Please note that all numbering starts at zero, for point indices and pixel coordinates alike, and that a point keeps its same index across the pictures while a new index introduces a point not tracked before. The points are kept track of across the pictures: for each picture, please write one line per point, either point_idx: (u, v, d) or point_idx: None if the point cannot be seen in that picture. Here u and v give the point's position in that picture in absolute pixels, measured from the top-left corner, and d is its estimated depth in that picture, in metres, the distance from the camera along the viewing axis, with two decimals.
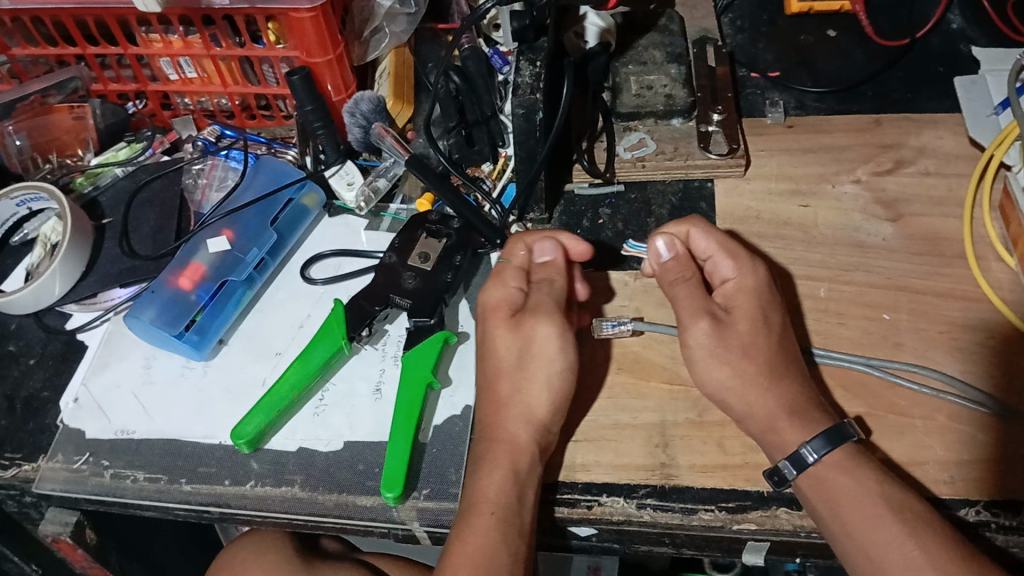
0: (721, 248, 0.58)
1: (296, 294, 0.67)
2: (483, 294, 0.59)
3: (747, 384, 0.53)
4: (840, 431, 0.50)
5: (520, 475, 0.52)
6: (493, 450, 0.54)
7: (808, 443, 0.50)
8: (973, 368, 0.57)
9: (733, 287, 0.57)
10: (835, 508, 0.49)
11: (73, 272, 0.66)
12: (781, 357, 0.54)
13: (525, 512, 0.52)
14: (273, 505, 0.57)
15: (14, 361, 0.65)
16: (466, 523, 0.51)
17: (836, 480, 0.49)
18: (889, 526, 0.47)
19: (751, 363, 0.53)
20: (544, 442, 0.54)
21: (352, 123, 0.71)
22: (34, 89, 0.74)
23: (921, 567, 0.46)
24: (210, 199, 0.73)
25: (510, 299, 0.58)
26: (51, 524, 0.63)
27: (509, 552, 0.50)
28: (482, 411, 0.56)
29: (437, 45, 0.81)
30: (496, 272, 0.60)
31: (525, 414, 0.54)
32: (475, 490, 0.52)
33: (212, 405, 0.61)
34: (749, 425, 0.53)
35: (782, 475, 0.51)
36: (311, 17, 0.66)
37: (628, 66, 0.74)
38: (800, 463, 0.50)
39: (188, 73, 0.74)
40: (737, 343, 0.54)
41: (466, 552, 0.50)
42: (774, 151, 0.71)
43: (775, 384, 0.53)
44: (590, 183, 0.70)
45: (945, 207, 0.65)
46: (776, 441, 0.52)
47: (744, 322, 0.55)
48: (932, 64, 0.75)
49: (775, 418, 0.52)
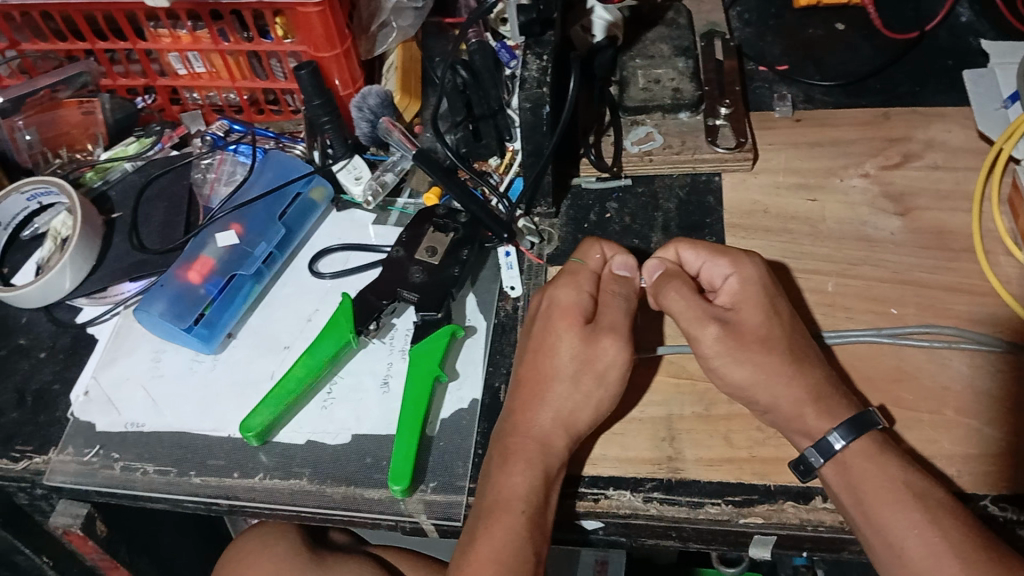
0: (710, 254, 0.58)
1: (304, 289, 0.67)
2: (552, 290, 0.58)
3: (771, 375, 0.52)
4: (866, 418, 0.51)
5: (550, 475, 0.52)
6: (523, 446, 0.53)
7: (835, 430, 0.50)
8: (982, 362, 0.57)
9: (736, 282, 0.56)
10: (858, 494, 0.49)
11: (83, 266, 0.67)
12: (798, 343, 0.54)
13: (547, 512, 0.52)
14: (281, 497, 0.57)
15: (25, 355, 0.66)
16: (494, 521, 0.51)
17: (858, 467, 0.49)
18: (906, 515, 0.47)
19: (773, 355, 0.53)
20: (573, 444, 0.54)
21: (361, 117, 0.72)
22: (44, 84, 0.73)
23: (943, 554, 0.45)
24: (219, 194, 0.74)
25: (582, 303, 0.57)
26: (61, 516, 0.63)
27: (534, 550, 0.50)
28: (511, 408, 0.55)
29: (444, 40, 0.81)
30: (569, 271, 0.59)
31: (565, 420, 0.54)
32: (499, 487, 0.52)
33: (221, 398, 0.62)
34: (776, 415, 0.53)
35: (808, 463, 0.51)
36: (318, 12, 0.66)
37: (635, 61, 0.75)
38: (825, 450, 0.50)
39: (196, 68, 0.74)
40: (755, 338, 0.53)
41: (491, 547, 0.50)
42: (782, 145, 0.70)
43: (802, 369, 0.53)
44: (598, 177, 0.70)
45: (953, 201, 0.65)
46: (800, 427, 0.52)
47: (756, 315, 0.54)
48: (942, 58, 0.75)
49: (802, 406, 0.52)
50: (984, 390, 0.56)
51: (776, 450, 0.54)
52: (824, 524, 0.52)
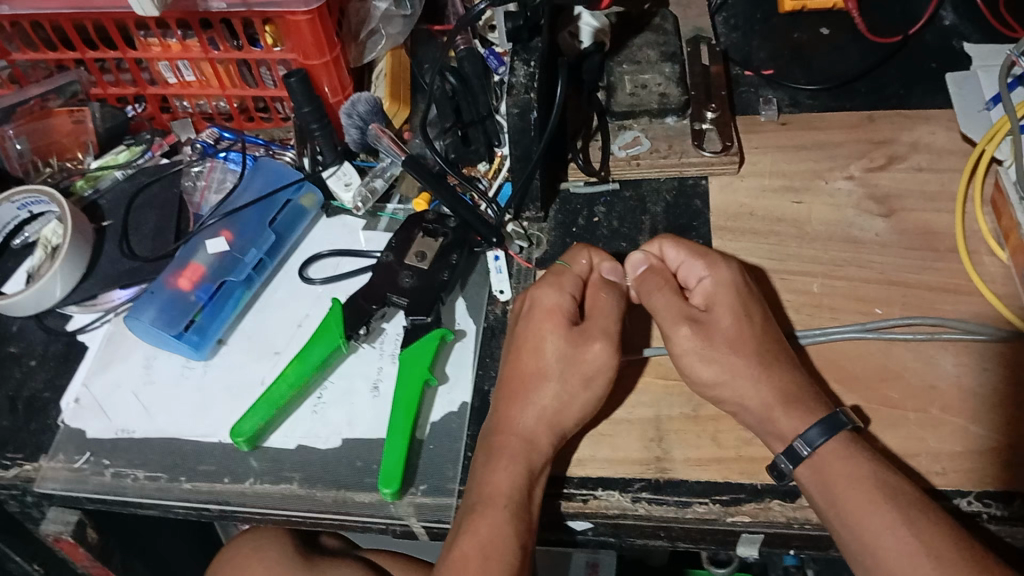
0: (690, 254, 0.58)
1: (295, 295, 0.67)
2: (535, 290, 0.59)
3: (737, 374, 0.53)
4: (833, 421, 0.51)
5: (533, 471, 0.53)
6: (508, 443, 0.53)
7: (801, 436, 0.51)
8: (968, 361, 0.57)
9: (710, 284, 0.57)
10: (832, 497, 0.49)
11: (73, 274, 0.67)
12: (769, 346, 0.54)
13: (532, 508, 0.52)
14: (272, 501, 0.57)
15: (16, 363, 0.66)
16: (476, 515, 0.51)
17: (832, 469, 0.50)
18: (887, 511, 0.47)
19: (740, 356, 0.53)
20: (558, 441, 0.55)
21: (350, 124, 0.72)
22: (34, 93, 0.74)
23: (927, 549, 0.46)
24: (209, 202, 0.74)
25: (565, 304, 0.57)
26: (52, 523, 0.63)
27: (519, 543, 0.50)
28: (496, 407, 0.56)
29: (433, 46, 0.81)
30: (556, 273, 0.59)
31: (549, 418, 0.54)
32: (482, 483, 0.52)
33: (212, 406, 0.62)
34: (746, 416, 0.54)
35: (781, 470, 0.52)
36: (308, 19, 0.67)
37: (622, 66, 0.75)
38: (795, 457, 0.51)
39: (187, 76, 0.75)
40: (724, 339, 0.54)
41: (475, 540, 0.50)
42: (768, 148, 0.71)
43: (771, 371, 0.53)
44: (586, 182, 0.71)
45: (937, 202, 0.66)
46: (772, 429, 0.52)
47: (727, 316, 0.55)
48: (925, 61, 0.76)
49: (771, 408, 0.52)
50: (971, 388, 0.56)
51: (763, 449, 0.55)
52: (812, 521, 0.53)
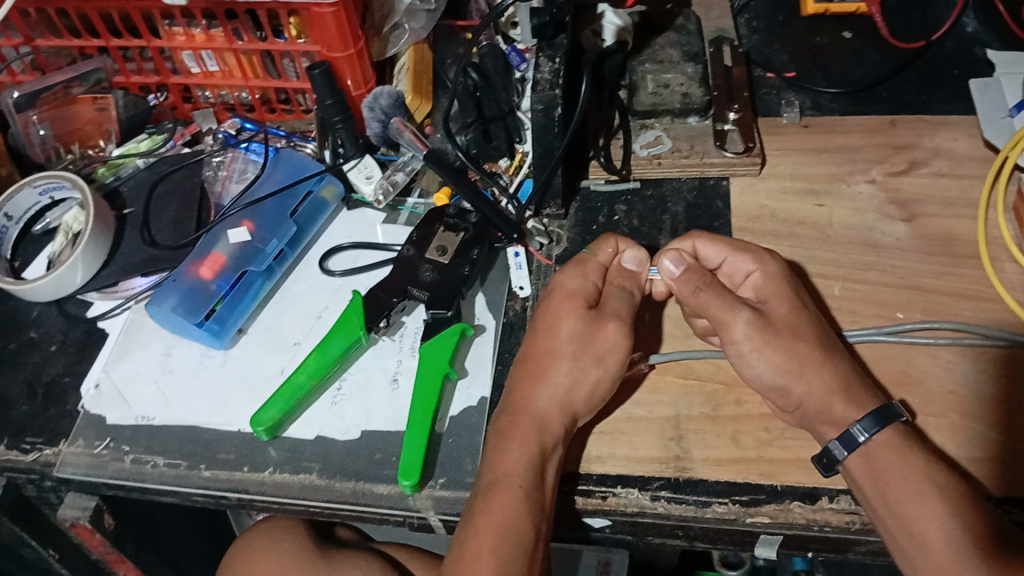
0: (732, 248, 0.58)
1: (315, 286, 0.68)
2: (559, 276, 0.59)
3: (804, 361, 0.53)
4: (890, 410, 0.51)
5: (546, 451, 0.53)
6: (520, 424, 0.54)
7: (858, 423, 0.50)
8: (985, 368, 0.57)
9: (760, 278, 0.57)
10: (881, 487, 0.49)
11: (95, 261, 0.68)
12: (826, 336, 0.55)
13: (546, 490, 0.52)
14: (290, 490, 0.57)
15: (36, 348, 0.66)
16: (493, 496, 0.51)
17: (883, 459, 0.50)
18: (935, 503, 0.47)
19: (804, 342, 0.54)
20: (571, 424, 0.55)
21: (372, 117, 0.73)
22: (57, 80, 0.74)
23: (951, 548, 0.46)
24: (230, 191, 0.74)
25: (585, 289, 0.58)
26: (70, 508, 0.64)
27: (532, 525, 0.50)
28: (512, 390, 0.56)
29: (455, 43, 0.80)
30: (579, 260, 0.60)
31: (560, 400, 0.55)
32: (497, 464, 0.53)
33: (232, 395, 0.62)
34: (806, 409, 0.53)
35: (832, 456, 0.51)
36: (333, 11, 0.67)
37: (645, 65, 0.74)
38: (850, 443, 0.50)
39: (209, 66, 0.75)
40: (783, 325, 0.54)
41: (489, 521, 0.50)
42: (789, 150, 0.71)
43: (831, 358, 0.53)
44: (607, 180, 0.71)
45: (959, 208, 0.66)
46: (825, 416, 0.52)
47: (783, 306, 0.56)
48: (947, 67, 0.76)
49: (831, 394, 0.52)
50: (987, 394, 0.56)
51: (782, 450, 0.55)
52: (830, 524, 0.53)
